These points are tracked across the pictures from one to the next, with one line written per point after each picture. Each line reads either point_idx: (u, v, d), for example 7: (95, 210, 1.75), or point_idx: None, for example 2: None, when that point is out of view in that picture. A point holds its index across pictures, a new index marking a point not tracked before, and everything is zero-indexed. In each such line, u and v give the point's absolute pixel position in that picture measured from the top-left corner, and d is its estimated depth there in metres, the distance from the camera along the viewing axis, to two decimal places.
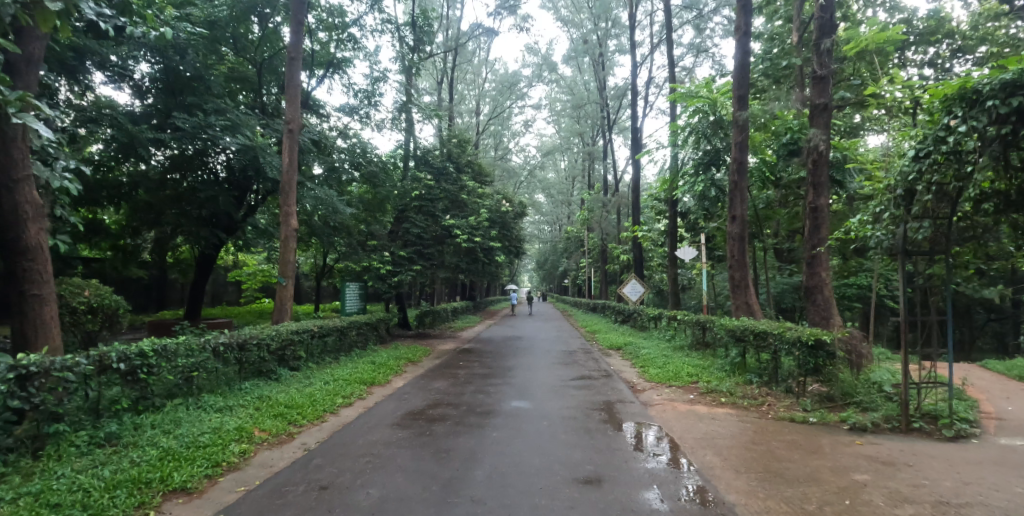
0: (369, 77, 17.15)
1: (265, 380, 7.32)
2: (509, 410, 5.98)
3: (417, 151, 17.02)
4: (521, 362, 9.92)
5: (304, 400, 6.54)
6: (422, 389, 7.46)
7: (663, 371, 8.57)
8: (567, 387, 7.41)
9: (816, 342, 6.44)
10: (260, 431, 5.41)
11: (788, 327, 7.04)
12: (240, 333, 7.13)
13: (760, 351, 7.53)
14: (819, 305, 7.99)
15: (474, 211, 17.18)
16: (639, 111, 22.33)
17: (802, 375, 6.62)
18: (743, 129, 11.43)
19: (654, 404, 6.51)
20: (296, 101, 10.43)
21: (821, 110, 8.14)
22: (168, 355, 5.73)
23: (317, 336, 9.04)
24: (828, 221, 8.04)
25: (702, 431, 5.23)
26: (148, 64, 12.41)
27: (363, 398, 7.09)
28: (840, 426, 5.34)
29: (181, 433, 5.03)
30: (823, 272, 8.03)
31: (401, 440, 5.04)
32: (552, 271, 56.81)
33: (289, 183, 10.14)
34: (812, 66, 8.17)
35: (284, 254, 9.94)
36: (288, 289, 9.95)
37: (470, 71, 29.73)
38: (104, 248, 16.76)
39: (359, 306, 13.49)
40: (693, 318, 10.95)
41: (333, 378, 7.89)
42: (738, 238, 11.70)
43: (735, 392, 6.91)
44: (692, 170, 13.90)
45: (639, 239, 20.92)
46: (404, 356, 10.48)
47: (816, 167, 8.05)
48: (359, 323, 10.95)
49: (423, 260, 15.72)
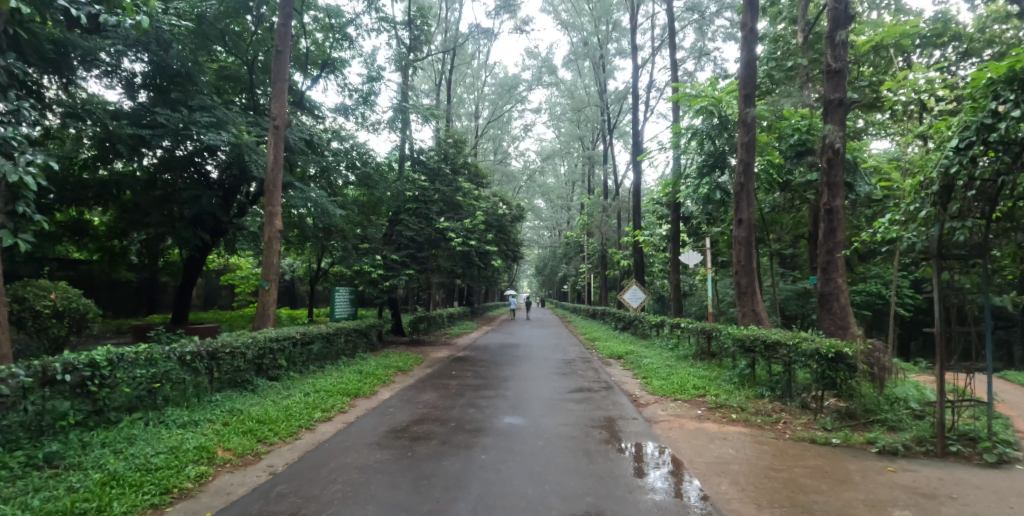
0: (364, 77, 16.65)
1: (239, 391, 6.80)
2: (500, 428, 5.45)
3: (412, 153, 16.57)
4: (516, 372, 9.38)
5: (279, 414, 6.02)
6: (409, 401, 6.93)
7: (667, 383, 8.03)
8: (565, 400, 6.88)
9: (835, 355, 5.92)
10: (224, 452, 4.89)
11: (804, 338, 6.50)
12: (212, 340, 6.61)
13: (773, 362, 7.00)
14: (834, 313, 7.43)
15: (469, 214, 16.54)
16: (640, 115, 21.92)
17: (818, 390, 6.11)
18: (750, 129, 10.95)
19: (659, 421, 5.97)
20: (282, 96, 9.94)
21: (837, 105, 7.64)
22: (126, 364, 5.21)
23: (300, 344, 8.50)
24: (845, 224, 7.52)
25: (714, 454, 4.70)
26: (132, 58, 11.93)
27: (344, 412, 6.56)
28: (867, 449, 4.82)
29: (132, 453, 4.51)
30: (839, 277, 7.48)
31: (378, 463, 4.51)
32: (552, 278, 56.28)
33: (275, 181, 9.63)
34: (826, 60, 7.71)
35: (267, 256, 9.42)
36: (271, 293, 9.42)
37: (469, 75, 29.30)
38: (90, 250, 16.31)
39: (350, 312, 12.89)
40: (698, 326, 10.42)
41: (313, 389, 7.36)
42: (745, 242, 11.15)
43: (747, 408, 6.37)
44: (695, 173, 13.36)
45: (640, 244, 20.42)
46: (394, 365, 9.94)
47: (830, 166, 7.56)
48: (347, 330, 10.41)
49: (416, 264, 15.17)
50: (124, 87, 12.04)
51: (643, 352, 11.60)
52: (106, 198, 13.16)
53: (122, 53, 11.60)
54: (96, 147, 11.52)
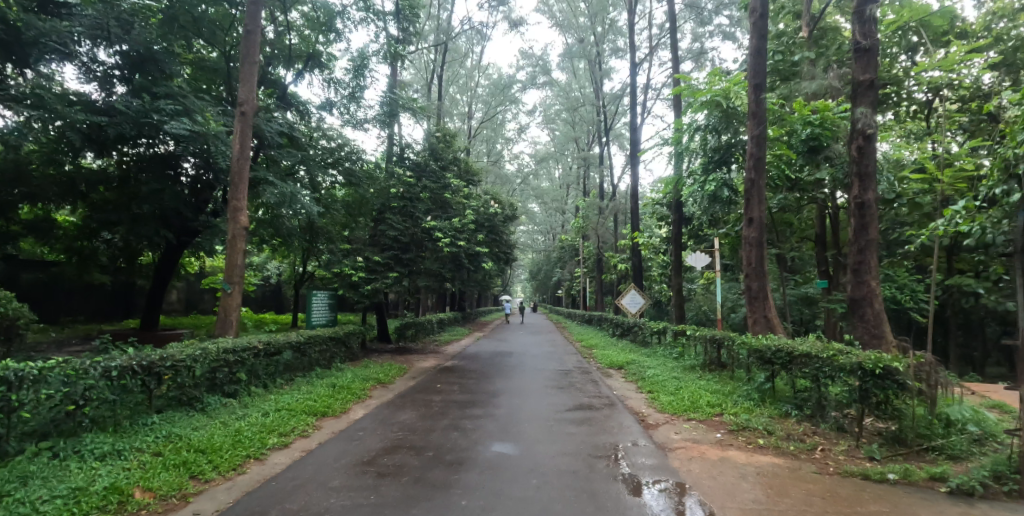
0: (348, 71, 15.70)
1: (184, 412, 5.86)
2: (487, 460, 4.53)
3: (398, 149, 15.62)
4: (507, 386, 8.44)
5: (224, 440, 5.10)
6: (383, 423, 5.99)
7: (676, 399, 7.14)
8: (562, 422, 5.97)
9: (881, 371, 5.06)
10: (143, 494, 3.97)
11: (839, 350, 5.63)
12: (153, 352, 5.65)
13: (800, 376, 6.14)
14: (867, 321, 6.53)
15: (458, 213, 15.65)
16: (638, 116, 21.20)
17: (859, 412, 5.27)
18: (761, 121, 10.11)
19: (674, 448, 5.07)
20: (251, 81, 9.01)
21: (866, 88, 6.78)
22: (30, 383, 4.29)
23: (265, 355, 7.56)
24: (878, 220, 6.66)
25: (750, 496, 3.82)
26: (103, 47, 11.05)
27: (307, 436, 5.62)
28: (935, 489, 3.99)
29: (18, 499, 3.59)
30: (872, 280, 6.59)
31: (331, 511, 3.59)
32: (546, 282, 55.43)
33: (240, 173, 8.66)
34: (853, 38, 6.90)
35: (230, 256, 8.46)
36: (235, 297, 8.49)
37: (461, 74, 28.42)
38: (57, 250, 15.37)
39: (329, 317, 11.95)
40: (706, 333, 9.55)
41: (274, 407, 6.42)
42: (755, 243, 10.29)
43: (774, 430, 5.49)
44: (701, 170, 12.53)
45: (638, 247, 19.60)
46: (373, 377, 8.97)
47: (860, 155, 6.73)
48: (322, 338, 9.49)
49: (402, 266, 14.22)
50: (97, 80, 11.09)
51: (646, 362, 10.73)
52: (69, 195, 12.24)
53: (85, 40, 10.70)
54: (64, 144, 10.69)
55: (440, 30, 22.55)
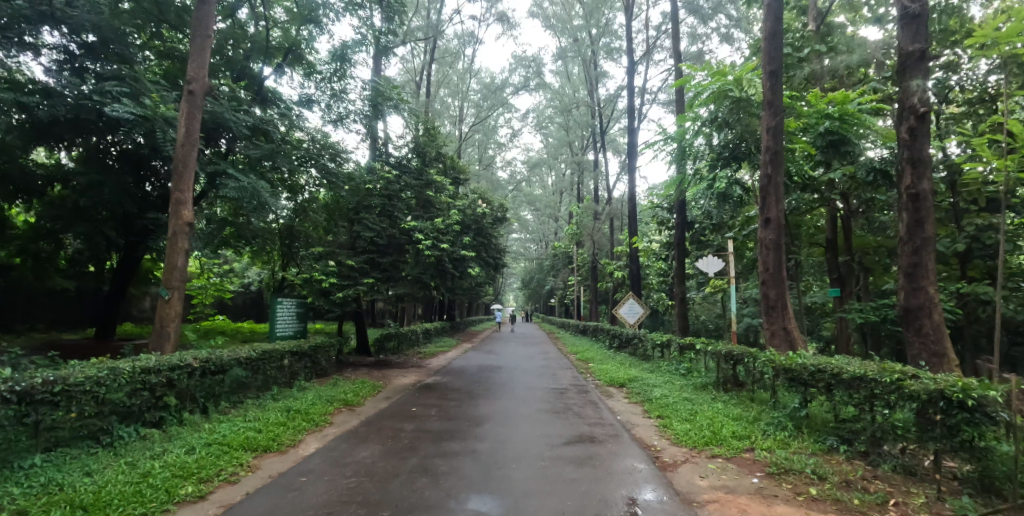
0: (326, 64, 14.42)
1: (80, 453, 4.63)
2: None
3: (382, 147, 14.53)
4: (494, 410, 7.25)
5: (118, 492, 3.90)
6: (336, 463, 4.80)
7: (694, 427, 6.02)
8: (558, 462, 4.80)
9: (970, 404, 3.97)
10: None
11: (905, 375, 4.55)
12: (39, 374, 4.44)
13: (849, 403, 5.03)
14: (925, 335, 5.47)
15: (441, 213, 14.50)
16: (635, 119, 20.11)
17: (937, 452, 4.17)
18: (778, 111, 9.09)
19: (705, 503, 3.92)
20: (202, 56, 7.83)
21: (917, 60, 5.76)
22: None
23: (206, 374, 6.35)
24: (934, 214, 5.63)
25: None
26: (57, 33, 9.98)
27: (234, 482, 4.41)
28: None
29: None
30: (930, 286, 5.53)
31: None
32: (539, 291, 54.15)
33: (186, 161, 7.51)
34: (901, 2, 5.86)
35: (171, 256, 7.31)
36: (174, 305, 7.29)
37: (453, 76, 27.32)
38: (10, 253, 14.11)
39: (297, 328, 10.73)
40: (720, 347, 8.40)
41: (202, 441, 5.20)
42: (773, 247, 9.16)
43: (825, 475, 4.35)
44: (708, 168, 11.50)
45: (637, 253, 18.47)
46: (339, 398, 7.75)
47: (913, 138, 5.70)
48: (284, 352, 8.29)
49: (379, 272, 12.97)
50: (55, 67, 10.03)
51: (650, 380, 9.56)
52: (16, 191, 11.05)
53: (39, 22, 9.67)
54: (11, 135, 9.57)
55: (429, 28, 21.43)
